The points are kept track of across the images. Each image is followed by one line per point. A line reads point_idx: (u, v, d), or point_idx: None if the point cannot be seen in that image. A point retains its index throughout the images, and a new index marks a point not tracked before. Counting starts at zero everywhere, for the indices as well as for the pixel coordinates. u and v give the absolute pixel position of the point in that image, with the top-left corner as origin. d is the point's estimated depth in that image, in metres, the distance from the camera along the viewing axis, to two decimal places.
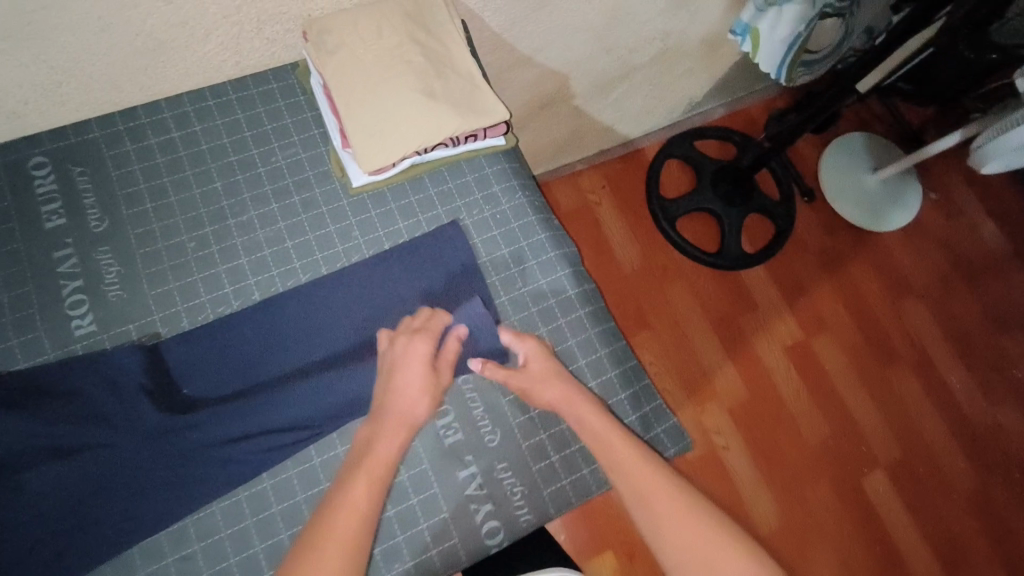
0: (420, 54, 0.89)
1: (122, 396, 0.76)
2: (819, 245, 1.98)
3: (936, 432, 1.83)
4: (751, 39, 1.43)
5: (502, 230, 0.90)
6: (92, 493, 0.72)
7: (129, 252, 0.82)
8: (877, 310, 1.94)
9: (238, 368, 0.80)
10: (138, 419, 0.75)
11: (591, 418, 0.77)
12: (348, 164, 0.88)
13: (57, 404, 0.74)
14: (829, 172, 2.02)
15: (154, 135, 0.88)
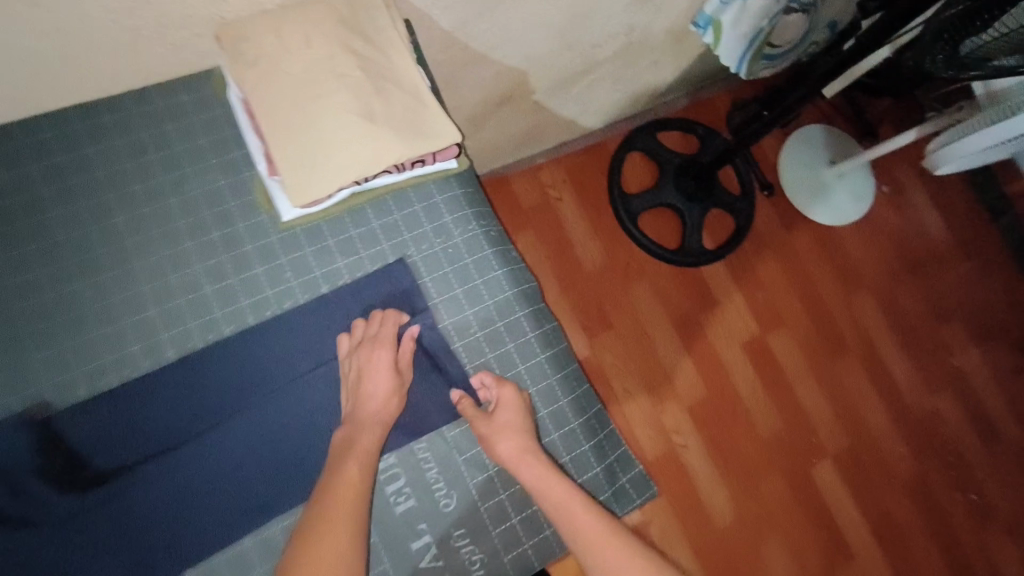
0: (356, 66, 0.78)
1: (15, 483, 0.65)
2: (777, 237, 1.93)
3: (884, 423, 1.83)
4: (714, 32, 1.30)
5: (455, 267, 0.81)
6: None
7: (10, 307, 0.70)
8: (830, 302, 1.91)
9: (149, 441, 0.69)
10: (37, 509, 0.65)
11: (554, 481, 0.72)
12: (276, 196, 0.77)
13: None
14: (788, 165, 1.96)
15: (36, 160, 0.74)
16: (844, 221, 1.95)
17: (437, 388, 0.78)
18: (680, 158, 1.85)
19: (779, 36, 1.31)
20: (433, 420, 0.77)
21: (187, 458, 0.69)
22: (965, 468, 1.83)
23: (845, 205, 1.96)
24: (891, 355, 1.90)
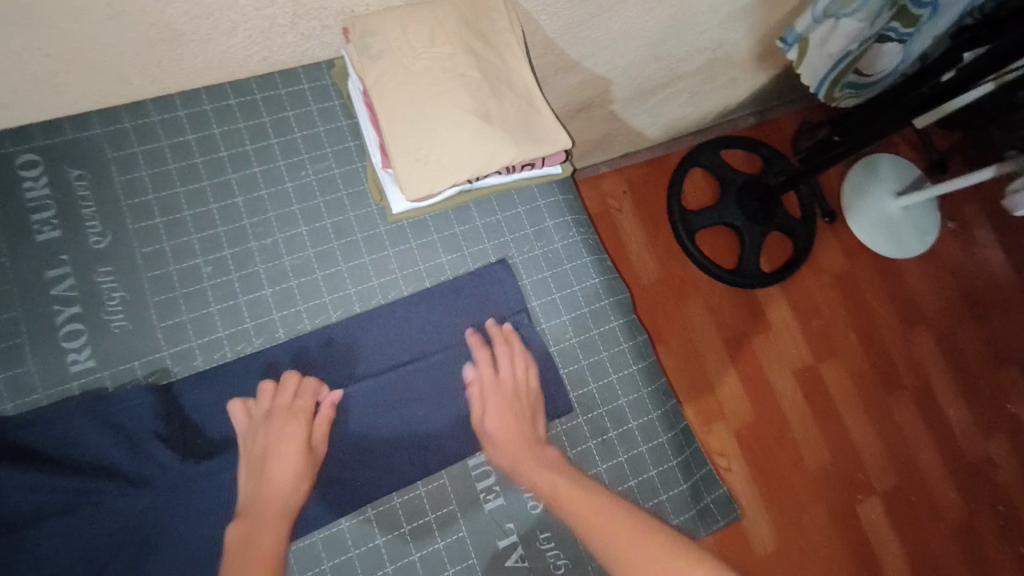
0: (474, 67, 0.79)
1: (135, 447, 0.66)
2: (837, 267, 1.88)
3: (935, 466, 1.78)
4: (798, 49, 1.20)
5: (553, 271, 0.83)
6: (96, 553, 0.63)
7: (136, 274, 0.72)
8: (887, 336, 1.86)
9: (252, 424, 0.68)
10: (153, 472, 0.66)
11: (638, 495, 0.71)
12: (388, 188, 0.79)
13: (56, 455, 0.65)
14: (850, 194, 1.91)
15: (166, 135, 0.77)
16: (905, 253, 1.90)
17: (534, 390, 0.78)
18: (744, 177, 1.78)
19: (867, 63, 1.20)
20: None
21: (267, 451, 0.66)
22: (1016, 521, 1.77)
23: (907, 238, 1.90)
24: (947, 396, 1.84)
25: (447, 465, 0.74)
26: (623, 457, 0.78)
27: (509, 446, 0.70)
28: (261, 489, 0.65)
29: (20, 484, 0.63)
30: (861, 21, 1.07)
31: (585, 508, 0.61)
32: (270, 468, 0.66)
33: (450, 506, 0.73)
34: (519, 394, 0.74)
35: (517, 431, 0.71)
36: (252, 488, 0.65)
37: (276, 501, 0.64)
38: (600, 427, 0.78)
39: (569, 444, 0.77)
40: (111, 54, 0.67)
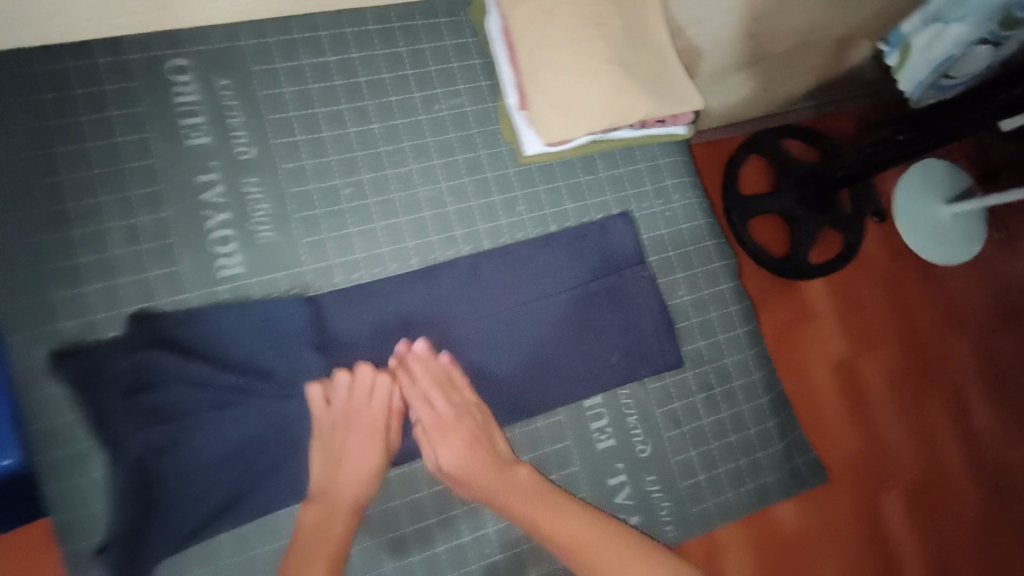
0: (617, 17, 0.79)
1: (286, 353, 0.70)
2: (884, 264, 1.62)
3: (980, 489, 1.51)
4: (899, 55, 1.15)
5: (671, 231, 0.84)
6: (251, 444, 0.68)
7: (280, 189, 0.73)
8: (932, 337, 1.60)
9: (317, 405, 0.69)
10: (302, 377, 0.70)
11: (572, 523, 0.66)
12: (521, 129, 0.80)
13: (213, 353, 0.68)
14: (905, 194, 1.65)
15: (308, 55, 0.76)
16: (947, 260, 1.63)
17: (648, 342, 0.80)
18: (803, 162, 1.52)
19: (959, 66, 1.14)
20: (635, 371, 0.80)
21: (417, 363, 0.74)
22: None
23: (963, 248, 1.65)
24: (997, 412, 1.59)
25: (564, 402, 0.77)
26: (725, 413, 0.82)
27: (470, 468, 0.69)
28: (339, 476, 0.67)
29: (180, 376, 0.66)
30: (970, 26, 1.03)
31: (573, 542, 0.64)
32: (346, 456, 0.68)
33: (564, 442, 0.77)
34: (462, 419, 0.71)
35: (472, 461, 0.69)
36: (318, 477, 0.68)
37: (351, 497, 0.66)
38: (706, 382, 0.82)
39: (676, 396, 0.81)
40: None
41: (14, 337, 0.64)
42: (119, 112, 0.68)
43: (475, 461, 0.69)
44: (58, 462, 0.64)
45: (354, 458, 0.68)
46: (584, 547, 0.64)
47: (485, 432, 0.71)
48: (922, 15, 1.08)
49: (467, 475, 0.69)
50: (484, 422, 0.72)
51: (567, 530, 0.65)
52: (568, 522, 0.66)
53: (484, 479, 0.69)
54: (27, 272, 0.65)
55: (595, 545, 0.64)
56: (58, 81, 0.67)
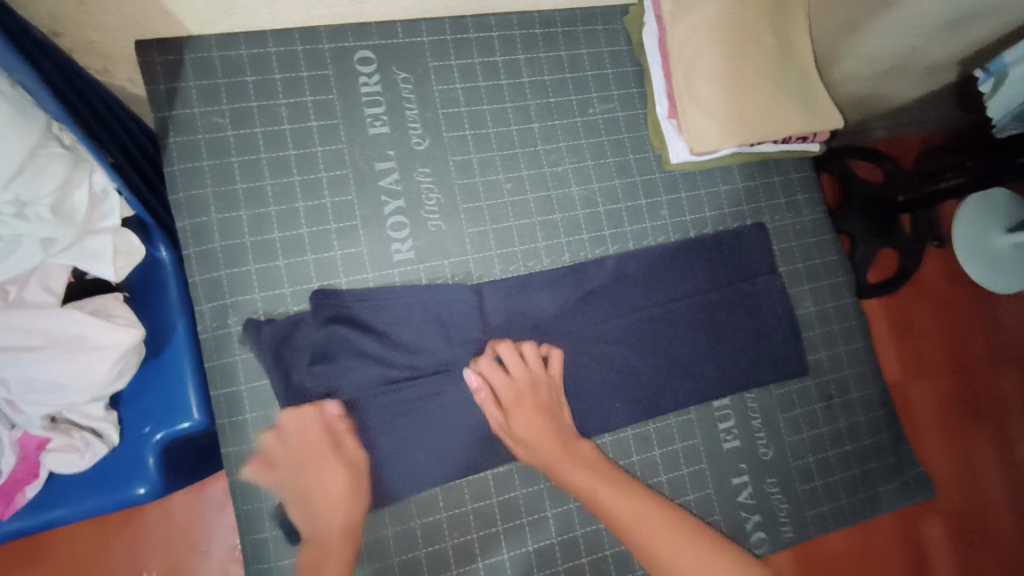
0: (771, 35, 0.82)
1: (450, 337, 0.74)
2: (936, 284, 1.40)
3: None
4: (992, 84, 1.07)
5: (800, 243, 0.89)
6: (411, 420, 0.72)
7: (450, 180, 0.78)
8: (979, 368, 1.37)
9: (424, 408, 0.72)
10: (463, 359, 0.74)
11: (603, 485, 0.69)
12: (669, 138, 0.84)
13: (384, 333, 0.72)
14: (967, 222, 1.39)
15: (479, 53, 0.81)
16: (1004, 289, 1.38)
17: (776, 349, 0.84)
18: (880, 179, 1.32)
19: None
20: (763, 375, 0.83)
21: (568, 353, 0.78)
22: None
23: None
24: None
25: (696, 402, 0.81)
26: (843, 423, 0.86)
27: (543, 444, 0.71)
28: (316, 515, 0.66)
29: (355, 350, 0.71)
30: None
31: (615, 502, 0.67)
32: (317, 494, 0.67)
33: (695, 439, 0.80)
34: (536, 388, 0.73)
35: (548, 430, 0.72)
36: (302, 517, 0.67)
37: (339, 526, 0.66)
38: (826, 393, 0.86)
39: (799, 402, 0.85)
40: None
41: (211, 304, 0.69)
42: (313, 98, 0.74)
43: (545, 434, 0.71)
44: (247, 423, 0.68)
45: (330, 512, 0.66)
46: (653, 545, 0.64)
47: (556, 405, 0.74)
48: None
49: (537, 447, 0.71)
50: (556, 396, 0.74)
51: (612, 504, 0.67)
52: (619, 499, 0.67)
53: (560, 462, 0.70)
54: (226, 246, 0.70)
55: (653, 526, 0.66)
56: (262, 65, 0.73)
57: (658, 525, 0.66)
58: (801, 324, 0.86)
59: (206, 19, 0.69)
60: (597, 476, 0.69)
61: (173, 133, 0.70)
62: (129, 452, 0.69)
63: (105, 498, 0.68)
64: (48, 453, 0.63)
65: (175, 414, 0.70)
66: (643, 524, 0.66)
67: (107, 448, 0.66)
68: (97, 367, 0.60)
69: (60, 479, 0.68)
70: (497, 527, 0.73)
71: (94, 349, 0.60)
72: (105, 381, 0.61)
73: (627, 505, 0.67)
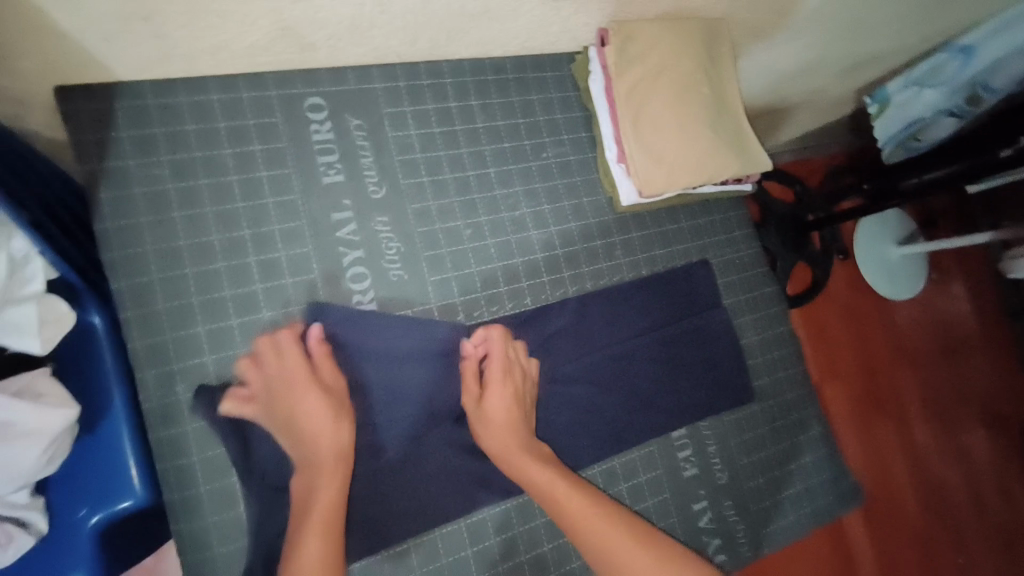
0: (706, 81, 0.88)
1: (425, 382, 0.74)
2: (842, 294, 1.53)
3: (927, 524, 1.43)
4: (878, 109, 1.20)
5: (741, 276, 0.96)
6: (382, 473, 0.70)
7: (410, 228, 0.77)
8: (880, 368, 1.51)
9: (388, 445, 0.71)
10: (434, 407, 0.74)
11: (566, 493, 0.69)
12: (619, 181, 0.88)
13: (355, 381, 0.70)
14: (867, 238, 1.55)
15: (433, 100, 0.81)
16: (900, 297, 1.54)
17: (725, 377, 0.90)
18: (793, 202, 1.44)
19: (934, 129, 1.17)
20: (714, 403, 0.88)
21: (536, 394, 0.79)
22: None
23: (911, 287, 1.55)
24: (943, 447, 1.50)
25: (657, 434, 0.84)
26: (787, 442, 0.93)
27: (503, 431, 0.72)
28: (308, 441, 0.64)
29: None
30: (942, 94, 1.10)
31: (579, 518, 0.68)
32: (302, 425, 0.65)
33: (657, 470, 0.83)
34: (514, 370, 0.75)
35: (512, 413, 0.73)
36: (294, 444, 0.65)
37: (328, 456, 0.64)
38: (771, 415, 0.93)
39: (747, 425, 0.91)
40: (419, 18, 0.71)
41: (156, 371, 0.64)
42: (262, 147, 0.71)
43: (505, 419, 0.73)
44: (200, 499, 0.63)
45: (319, 436, 0.64)
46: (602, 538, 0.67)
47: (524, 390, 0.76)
48: (903, 78, 1.14)
49: (499, 436, 0.72)
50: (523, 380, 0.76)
51: (562, 506, 0.69)
52: (573, 498, 0.69)
53: (517, 458, 0.71)
54: (170, 307, 0.65)
55: (604, 528, 0.68)
56: (203, 113, 0.69)
57: (607, 529, 0.68)
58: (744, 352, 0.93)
59: (139, 66, 0.64)
60: (557, 475, 0.71)
61: (104, 187, 0.65)
62: (59, 540, 0.62)
63: None
64: None
65: (112, 494, 0.64)
66: (593, 532, 0.67)
67: (33, 538, 0.59)
68: (27, 454, 0.54)
69: None
70: None
71: (22, 436, 0.54)
72: (34, 467, 0.55)
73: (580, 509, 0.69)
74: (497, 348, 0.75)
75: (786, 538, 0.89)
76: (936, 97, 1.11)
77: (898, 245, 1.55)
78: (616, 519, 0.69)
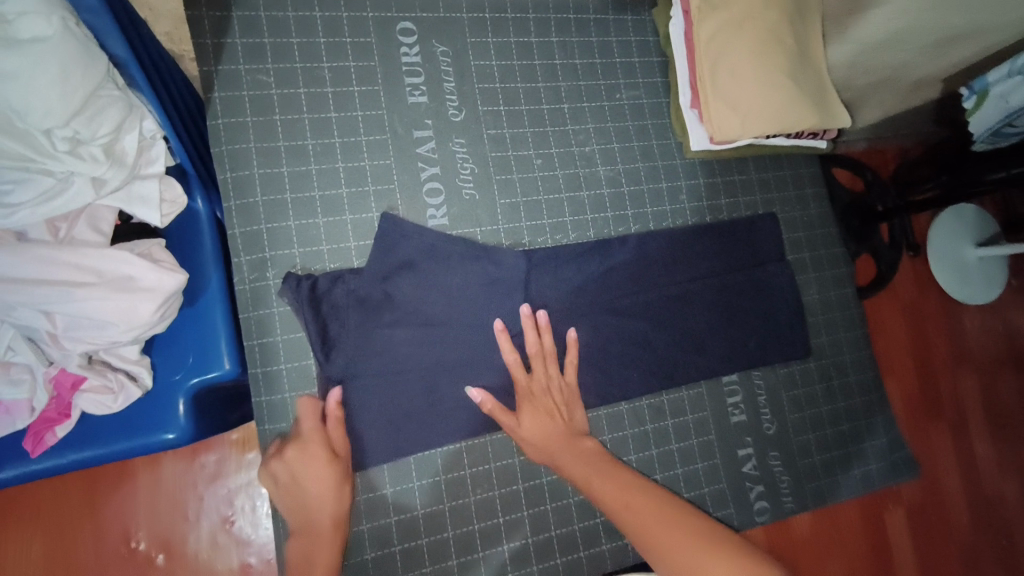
0: (791, 36, 0.84)
1: (492, 295, 0.77)
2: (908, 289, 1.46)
3: (977, 534, 1.36)
4: (975, 100, 1.07)
5: (807, 234, 0.95)
6: (444, 376, 0.74)
7: (485, 153, 0.80)
8: (942, 371, 1.43)
9: (452, 349, 0.74)
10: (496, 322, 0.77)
11: (606, 484, 0.68)
12: (690, 125, 0.88)
13: (427, 287, 0.74)
14: (943, 233, 1.45)
15: (515, 33, 0.84)
16: (969, 300, 1.44)
17: (782, 331, 0.89)
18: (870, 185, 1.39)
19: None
20: (768, 355, 0.88)
21: (593, 323, 0.81)
22: None
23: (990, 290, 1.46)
24: (1003, 459, 1.42)
25: (708, 377, 0.85)
26: (841, 403, 0.92)
27: (547, 444, 0.71)
28: (304, 507, 0.65)
29: (396, 301, 0.73)
30: None
31: (619, 504, 0.66)
32: (301, 488, 0.65)
33: (705, 412, 0.85)
34: (550, 390, 0.74)
35: (555, 429, 0.72)
36: (291, 513, 0.66)
37: (327, 517, 0.65)
38: (826, 375, 0.92)
39: (801, 381, 0.90)
40: None
41: (249, 256, 0.70)
42: (357, 64, 0.76)
43: (547, 428, 0.72)
44: (280, 374, 0.70)
45: (315, 504, 0.65)
46: (643, 520, 0.64)
47: (568, 408, 0.75)
48: (1007, 65, 1.00)
49: (546, 448, 0.71)
50: (567, 399, 0.75)
51: (603, 494, 0.68)
52: (609, 489, 0.68)
53: (562, 455, 0.71)
54: (267, 201, 0.71)
55: (644, 510, 0.65)
56: (308, 27, 0.74)
57: (653, 512, 0.65)
58: (804, 310, 0.92)
59: None
60: (597, 465, 0.70)
61: (218, 88, 0.71)
62: (161, 399, 0.68)
63: (132, 444, 0.67)
64: (82, 394, 0.62)
65: (207, 363, 0.70)
66: (639, 512, 0.65)
67: (140, 392, 0.66)
68: (141, 308, 0.60)
69: (89, 420, 0.67)
70: (518, 485, 0.76)
71: (140, 291, 0.60)
72: (149, 321, 0.61)
73: (620, 493, 0.67)
74: (546, 365, 0.75)
75: (830, 497, 0.88)
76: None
77: (975, 246, 1.46)
78: (661, 504, 0.66)
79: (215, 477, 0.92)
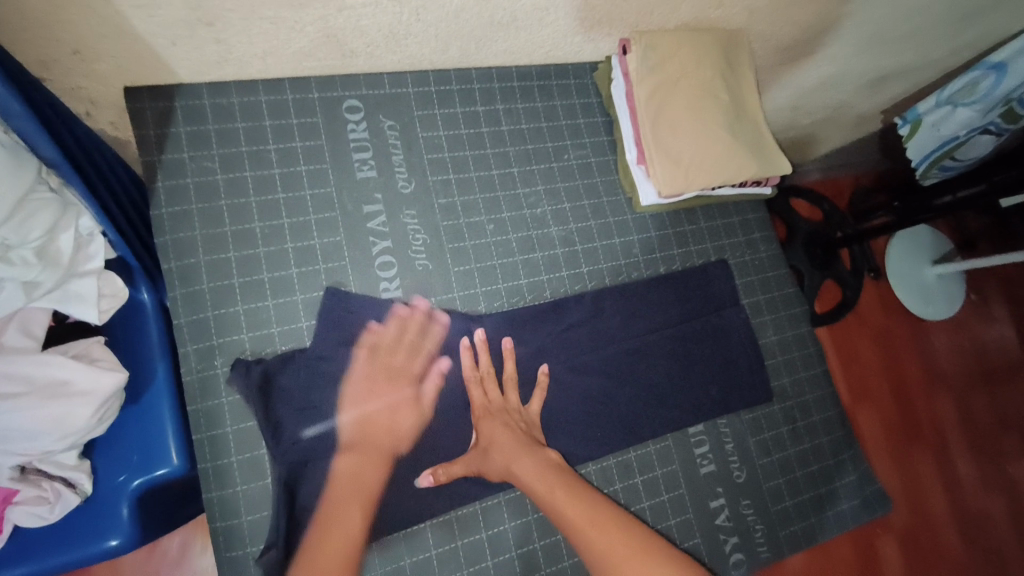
0: (725, 91, 0.90)
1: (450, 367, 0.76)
2: (873, 315, 1.49)
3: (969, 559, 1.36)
4: (910, 129, 1.15)
5: (759, 277, 0.98)
6: (403, 455, 0.72)
7: (436, 222, 0.81)
8: (915, 392, 1.45)
9: (409, 423, 0.73)
10: (455, 393, 0.76)
11: (564, 504, 0.68)
12: (639, 182, 0.91)
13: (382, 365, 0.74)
14: (897, 257, 1.51)
15: (461, 104, 0.86)
16: (937, 316, 1.50)
17: (742, 376, 0.91)
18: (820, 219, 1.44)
19: (967, 145, 1.14)
20: (731, 402, 0.89)
21: (554, 383, 0.80)
22: None
23: (947, 306, 1.51)
24: (986, 477, 1.43)
25: (674, 429, 0.85)
26: (807, 444, 0.93)
27: (506, 456, 0.72)
28: (370, 425, 0.72)
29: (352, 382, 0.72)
30: (978, 111, 1.05)
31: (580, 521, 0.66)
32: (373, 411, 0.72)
33: (674, 466, 0.84)
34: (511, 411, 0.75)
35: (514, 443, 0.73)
36: (353, 424, 0.71)
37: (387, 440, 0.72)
38: (791, 416, 0.93)
39: (767, 426, 0.91)
40: (451, 29, 0.75)
41: (196, 345, 0.69)
42: (304, 144, 0.77)
43: (505, 439, 0.72)
44: (231, 467, 0.67)
45: (387, 423, 0.72)
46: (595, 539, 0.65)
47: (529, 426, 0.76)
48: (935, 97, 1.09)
49: (506, 463, 0.72)
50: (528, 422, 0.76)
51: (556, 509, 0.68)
52: (571, 505, 0.68)
53: (520, 462, 0.71)
54: (213, 287, 0.70)
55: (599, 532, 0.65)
56: (252, 112, 0.75)
57: (615, 543, 0.65)
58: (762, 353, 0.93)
59: (199, 69, 0.71)
60: (557, 479, 0.70)
61: (162, 177, 0.71)
62: (102, 504, 0.66)
63: (71, 555, 0.64)
64: (15, 507, 0.59)
65: (153, 460, 0.68)
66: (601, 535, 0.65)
67: (78, 499, 0.63)
68: (78, 413, 0.58)
69: (24, 533, 0.64)
70: (486, 562, 0.74)
71: (75, 395, 0.58)
72: (86, 426, 0.59)
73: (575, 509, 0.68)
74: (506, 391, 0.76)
75: (804, 543, 0.88)
76: (972, 115, 1.06)
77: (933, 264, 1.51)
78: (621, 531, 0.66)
79: (180, 561, 0.91)
